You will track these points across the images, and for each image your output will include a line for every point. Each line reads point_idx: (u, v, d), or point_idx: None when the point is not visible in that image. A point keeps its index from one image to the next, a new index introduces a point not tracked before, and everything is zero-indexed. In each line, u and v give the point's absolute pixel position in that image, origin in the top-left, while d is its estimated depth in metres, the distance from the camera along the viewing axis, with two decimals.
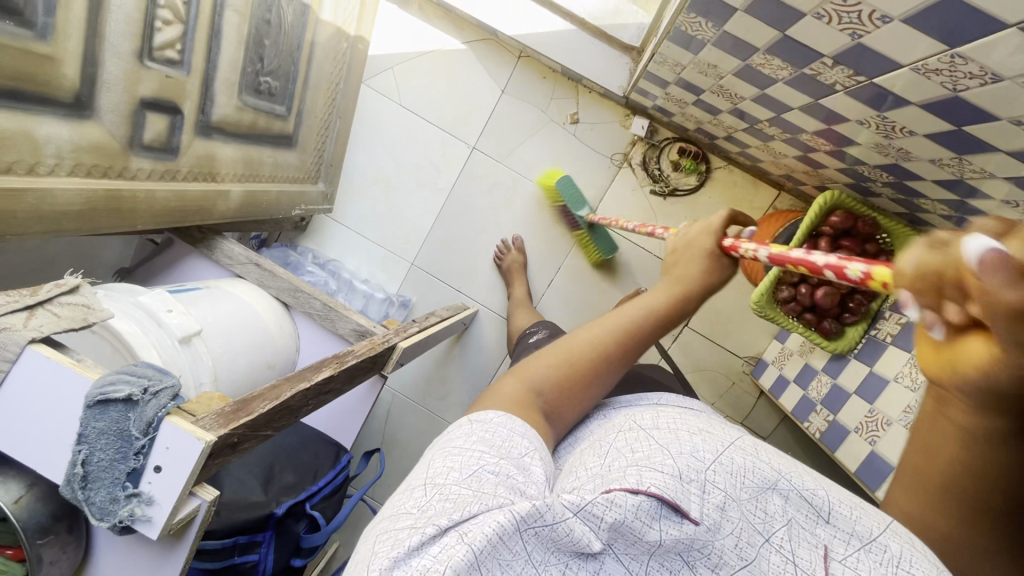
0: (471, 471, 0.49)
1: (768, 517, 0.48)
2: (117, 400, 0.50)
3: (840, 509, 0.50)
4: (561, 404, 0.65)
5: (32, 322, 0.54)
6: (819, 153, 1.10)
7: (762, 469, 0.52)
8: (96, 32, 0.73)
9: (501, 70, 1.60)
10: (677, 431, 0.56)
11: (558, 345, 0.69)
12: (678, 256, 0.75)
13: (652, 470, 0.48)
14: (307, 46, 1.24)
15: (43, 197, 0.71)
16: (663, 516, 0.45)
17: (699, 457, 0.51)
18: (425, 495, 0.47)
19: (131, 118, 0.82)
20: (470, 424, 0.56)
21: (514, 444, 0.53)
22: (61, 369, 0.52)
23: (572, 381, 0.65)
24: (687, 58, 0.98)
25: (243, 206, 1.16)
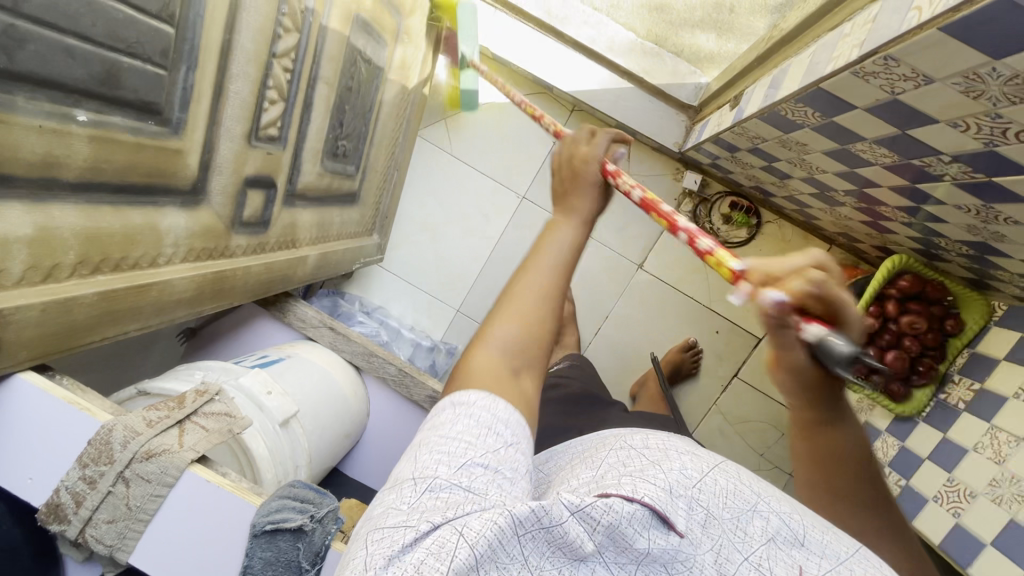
0: (459, 466, 0.44)
1: (748, 537, 0.47)
2: (289, 531, 0.54)
3: (813, 534, 0.49)
4: (531, 351, 0.55)
5: (185, 442, 0.56)
6: (891, 221, 1.12)
7: (744, 491, 0.51)
8: (215, 118, 0.72)
9: (553, 123, 1.63)
10: (666, 450, 0.54)
11: (509, 295, 0.57)
12: (572, 174, 0.65)
13: (646, 481, 0.47)
14: (377, 105, 1.25)
15: (163, 288, 0.69)
16: (653, 526, 0.43)
17: (687, 475, 0.50)
18: (414, 490, 0.43)
19: (235, 198, 0.82)
20: (454, 408, 0.49)
21: (486, 434, 0.47)
22: (221, 492, 0.55)
23: (529, 330, 0.55)
24: (771, 135, 1.00)
25: (315, 268, 1.16)
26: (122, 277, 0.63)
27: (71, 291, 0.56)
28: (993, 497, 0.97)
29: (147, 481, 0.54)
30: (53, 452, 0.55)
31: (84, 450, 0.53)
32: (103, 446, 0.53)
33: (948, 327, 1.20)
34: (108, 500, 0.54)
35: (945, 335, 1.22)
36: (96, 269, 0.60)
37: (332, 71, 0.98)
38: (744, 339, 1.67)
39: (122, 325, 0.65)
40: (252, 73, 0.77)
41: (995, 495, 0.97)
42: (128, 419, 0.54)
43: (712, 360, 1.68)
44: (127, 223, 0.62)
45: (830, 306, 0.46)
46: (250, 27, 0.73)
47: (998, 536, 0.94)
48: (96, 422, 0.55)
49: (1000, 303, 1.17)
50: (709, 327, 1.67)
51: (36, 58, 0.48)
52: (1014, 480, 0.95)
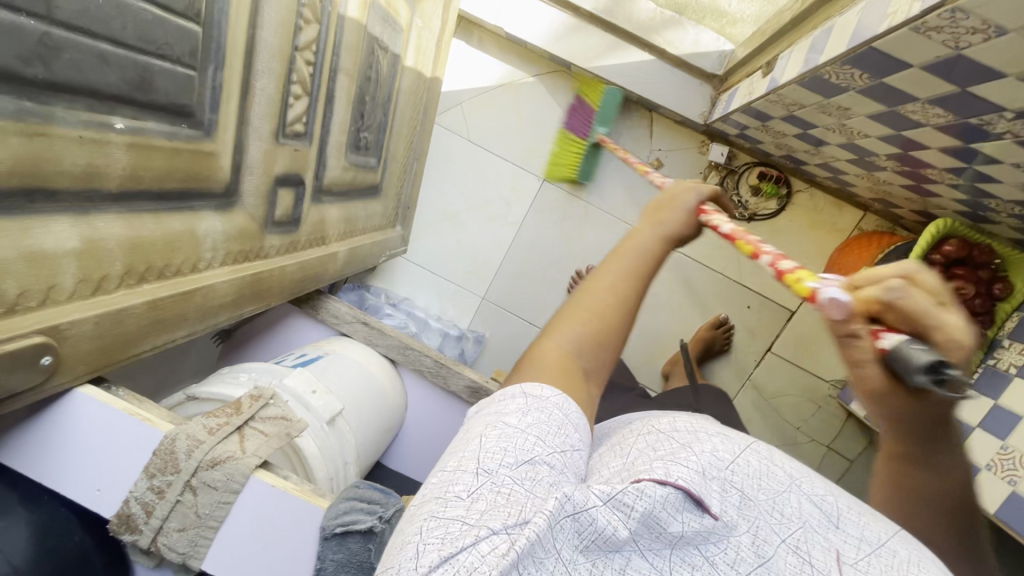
0: (526, 460, 0.45)
1: (785, 518, 0.46)
2: (357, 532, 0.55)
3: (847, 515, 0.48)
4: (599, 357, 0.58)
5: (247, 447, 0.56)
6: (936, 184, 1.07)
7: (776, 473, 0.50)
8: (244, 118, 0.71)
9: (572, 101, 1.58)
10: (696, 433, 0.53)
11: (578, 297, 0.62)
12: (662, 205, 0.72)
13: (678, 464, 0.46)
14: (395, 94, 1.23)
15: (207, 293, 0.69)
16: (686, 509, 0.42)
17: (719, 457, 0.49)
18: (475, 482, 0.43)
19: (267, 198, 0.81)
20: (524, 398, 0.51)
21: (555, 432, 0.48)
22: (286, 496, 0.55)
23: (599, 332, 0.58)
24: (810, 100, 0.96)
25: (346, 262, 1.16)
26: (168, 285, 0.63)
27: (121, 301, 0.56)
28: None
29: (213, 488, 0.54)
30: (120, 461, 0.55)
31: (151, 461, 0.53)
32: (169, 456, 0.53)
33: (997, 292, 1.16)
34: (177, 509, 0.54)
35: (995, 299, 1.18)
36: (142, 278, 0.59)
37: (352, 61, 0.95)
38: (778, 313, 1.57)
39: (171, 331, 0.65)
40: (277, 69, 0.75)
41: None
42: (189, 428, 0.54)
43: (743, 335, 1.65)
44: (167, 230, 0.62)
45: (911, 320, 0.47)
46: (273, 20, 0.71)
47: None
48: (160, 432, 0.54)
49: None
50: (740, 302, 1.64)
51: (73, 67, 0.47)
52: None
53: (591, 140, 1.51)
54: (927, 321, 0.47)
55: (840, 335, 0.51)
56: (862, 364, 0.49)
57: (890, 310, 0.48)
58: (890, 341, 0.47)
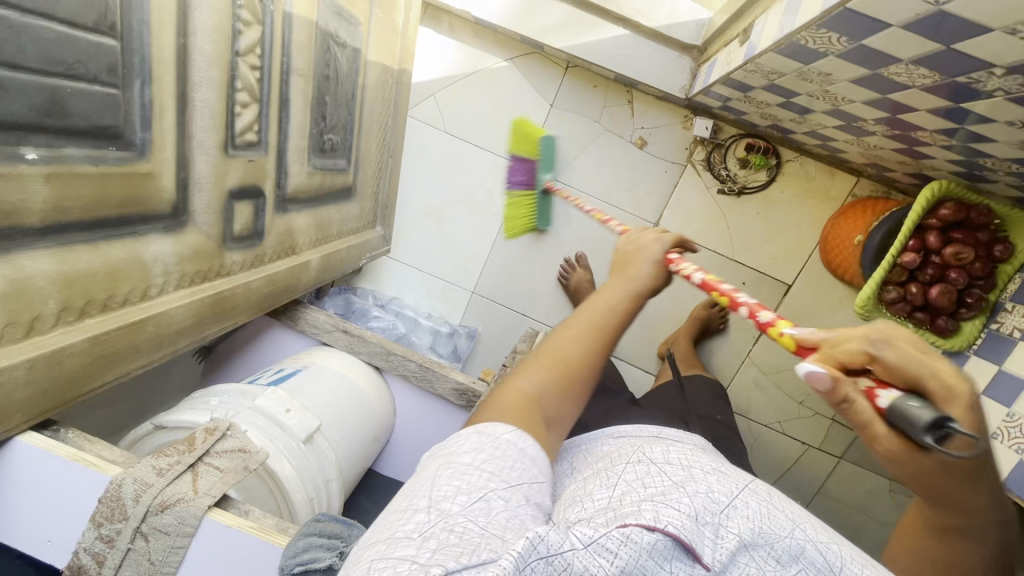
0: (477, 497, 0.49)
1: (780, 565, 0.48)
2: (317, 571, 0.50)
3: (850, 565, 0.50)
4: (560, 408, 0.63)
5: (200, 488, 0.53)
6: (928, 146, 1.02)
7: (778, 516, 0.52)
8: (185, 132, 0.67)
9: (549, 84, 1.52)
10: (690, 470, 0.57)
11: (548, 347, 0.68)
12: (628, 257, 0.79)
13: (668, 507, 0.49)
14: (360, 91, 1.18)
15: (160, 321, 0.66)
16: (675, 557, 0.45)
17: (714, 500, 0.52)
18: (428, 521, 0.46)
19: (222, 214, 0.77)
20: (480, 437, 0.56)
21: (505, 466, 0.53)
22: (243, 536, 0.53)
23: (567, 383, 0.64)
24: (789, 67, 0.91)
25: (322, 270, 1.12)
26: (114, 316, 0.60)
27: (57, 342, 0.53)
28: None
29: (165, 533, 0.51)
30: (73, 508, 0.54)
31: (98, 509, 0.51)
32: (116, 503, 0.51)
33: (997, 254, 1.12)
34: (129, 557, 0.51)
35: (995, 262, 1.13)
36: (84, 313, 0.56)
37: (304, 60, 0.91)
38: (773, 288, 1.53)
39: (122, 366, 0.62)
40: (217, 77, 0.71)
41: None
42: (138, 472, 0.52)
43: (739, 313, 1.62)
44: (107, 259, 0.59)
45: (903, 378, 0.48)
46: (206, 26, 0.67)
47: None
48: (106, 477, 0.53)
49: None
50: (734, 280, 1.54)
51: None
52: None
53: (541, 188, 1.53)
54: (922, 375, 0.48)
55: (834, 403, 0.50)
56: (872, 426, 0.49)
57: (878, 366, 0.49)
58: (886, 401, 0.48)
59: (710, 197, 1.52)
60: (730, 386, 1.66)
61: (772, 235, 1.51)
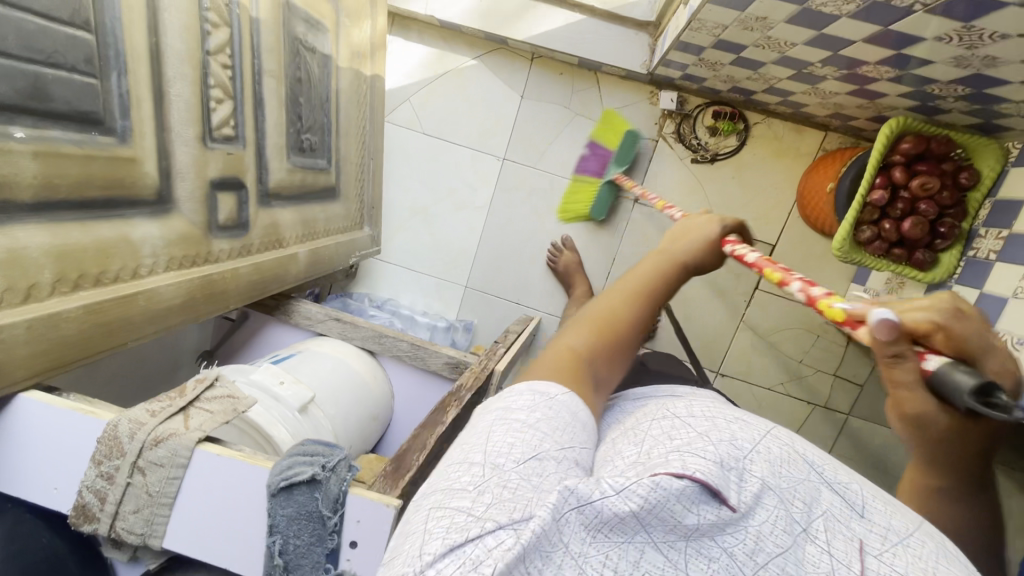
0: (532, 454, 0.45)
1: (803, 505, 0.44)
2: (301, 482, 0.56)
3: (874, 505, 0.46)
4: (608, 370, 0.60)
5: (190, 425, 0.59)
6: (878, 83, 1.06)
7: (797, 459, 0.48)
8: (163, 123, 0.73)
9: (516, 76, 1.58)
10: (716, 420, 0.52)
11: (591, 309, 0.64)
12: (682, 234, 0.76)
13: (694, 454, 0.43)
14: (334, 95, 1.24)
15: (151, 297, 0.70)
16: (703, 502, 0.39)
17: (737, 445, 0.46)
18: (482, 474, 0.43)
19: (206, 203, 0.82)
20: (530, 391, 0.52)
21: (560, 429, 0.48)
22: (232, 462, 0.57)
23: (612, 348, 0.60)
24: (729, 18, 0.96)
25: (310, 265, 1.17)
26: (107, 291, 0.65)
27: (53, 308, 0.57)
28: None
29: (159, 465, 0.56)
30: (74, 462, 0.57)
31: (97, 449, 0.55)
32: (113, 442, 0.55)
33: (963, 182, 1.15)
34: (130, 492, 0.56)
35: (962, 191, 1.16)
36: (77, 285, 0.61)
37: (274, 62, 0.98)
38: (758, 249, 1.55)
39: (117, 338, 0.66)
40: (190, 74, 0.77)
41: None
42: (132, 414, 0.57)
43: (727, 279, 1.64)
44: (98, 237, 0.64)
45: (958, 348, 0.47)
46: (176, 26, 0.73)
47: None
48: (101, 422, 0.56)
49: (1012, 142, 1.12)
50: None
51: None
52: None
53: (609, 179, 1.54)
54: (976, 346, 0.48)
55: (882, 355, 0.49)
56: (903, 387, 0.48)
57: (940, 332, 0.47)
58: (935, 364, 0.47)
59: (684, 168, 1.56)
60: (728, 351, 1.68)
61: (750, 198, 1.54)
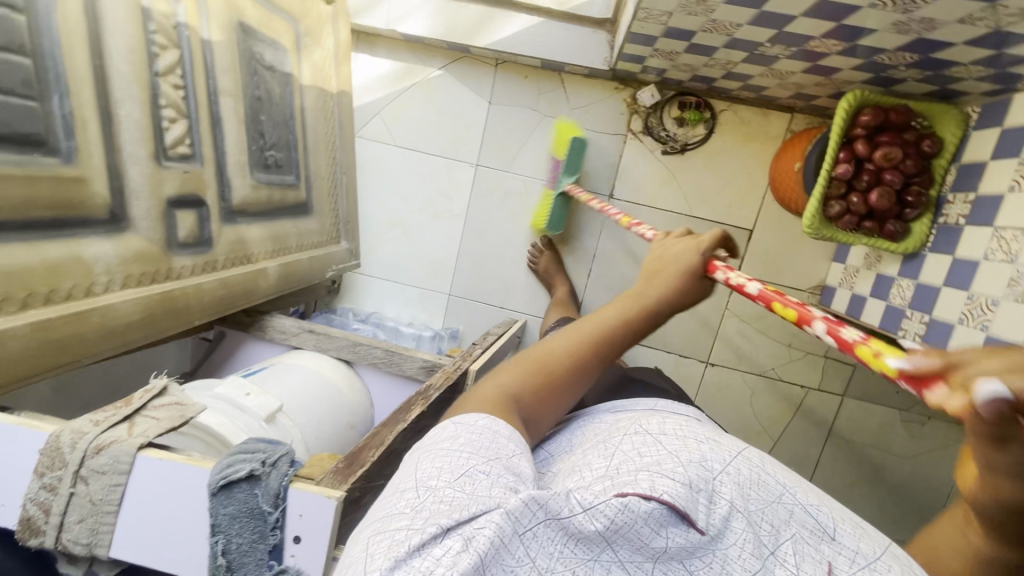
0: (461, 472, 0.46)
1: (773, 530, 0.47)
2: (240, 479, 0.56)
3: (843, 527, 0.50)
4: (538, 412, 0.61)
5: (134, 431, 0.59)
6: (829, 58, 1.07)
7: (770, 481, 0.52)
8: (113, 144, 0.74)
9: (482, 83, 1.60)
10: (686, 439, 0.55)
11: (537, 349, 0.64)
12: (659, 266, 0.69)
13: (664, 476, 0.47)
14: (298, 112, 1.26)
15: (106, 314, 0.71)
16: (670, 524, 0.43)
17: (707, 467, 0.51)
18: (418, 497, 0.44)
19: (164, 221, 0.83)
20: (456, 427, 0.52)
21: (505, 444, 0.50)
22: (174, 465, 0.57)
23: (543, 391, 0.61)
24: (672, 4, 0.97)
25: (282, 279, 1.17)
26: (58, 308, 0.66)
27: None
28: (1016, 297, 0.92)
29: (101, 473, 0.56)
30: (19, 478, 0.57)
31: (40, 461, 0.56)
32: (55, 452, 0.56)
33: (927, 150, 1.15)
34: (74, 502, 0.56)
35: (927, 158, 1.16)
36: (26, 304, 0.62)
37: (231, 81, 0.99)
38: (736, 235, 1.55)
39: (71, 355, 0.67)
40: (139, 94, 0.78)
41: (1017, 295, 0.92)
42: (74, 424, 0.57)
43: None
44: (46, 256, 0.65)
45: None
46: (121, 49, 0.75)
47: None
48: (43, 434, 0.56)
49: (971, 107, 1.13)
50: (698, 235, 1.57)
51: None
52: None
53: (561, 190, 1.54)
54: None
55: (983, 437, 0.34)
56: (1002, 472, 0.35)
57: None
58: None
59: (656, 160, 1.56)
60: (715, 340, 1.67)
61: (723, 184, 1.54)
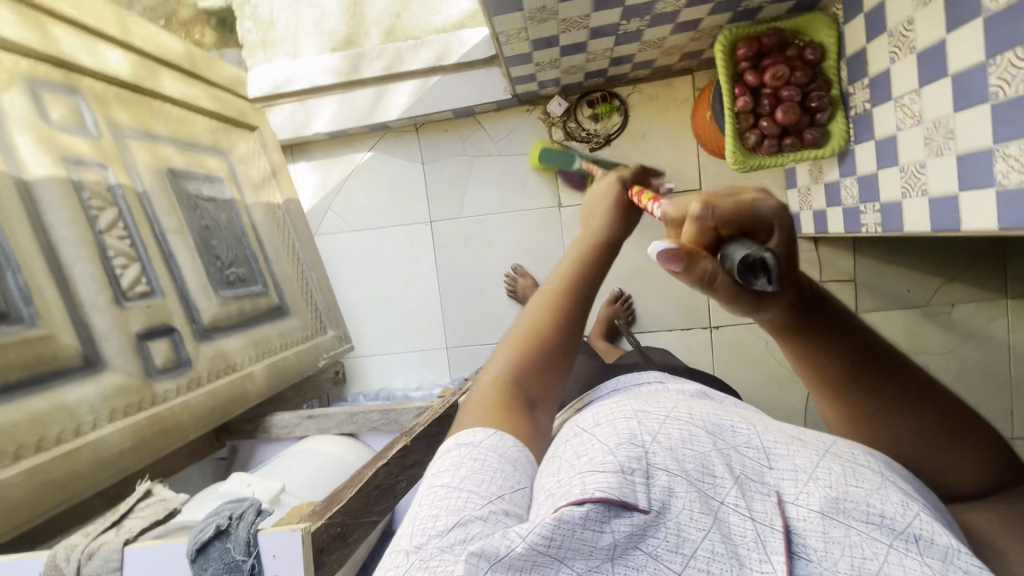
0: (455, 522, 0.41)
1: (718, 478, 0.42)
2: (213, 538, 0.67)
3: (775, 446, 0.45)
4: (541, 387, 0.56)
5: (122, 530, 0.71)
6: (684, 13, 1.15)
7: (699, 432, 0.45)
8: (71, 301, 0.84)
9: (411, 149, 1.72)
10: (610, 418, 0.47)
11: (520, 329, 0.58)
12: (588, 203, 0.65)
13: (591, 469, 0.41)
14: (250, 229, 1.38)
15: (97, 446, 0.80)
16: (612, 519, 0.38)
17: (635, 439, 0.44)
18: (405, 563, 0.39)
19: (138, 353, 0.91)
20: (458, 451, 0.47)
21: (492, 477, 0.45)
22: (158, 547, 0.68)
23: (543, 363, 0.56)
24: (519, 21, 1.08)
25: (273, 379, 1.24)
26: (48, 453, 0.75)
27: None
28: (935, 153, 0.93)
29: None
30: None
31: None
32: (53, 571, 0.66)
33: (811, 57, 1.19)
34: None
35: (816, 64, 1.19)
36: (18, 456, 0.71)
37: (174, 219, 1.11)
38: None
39: (74, 490, 0.77)
40: (88, 252, 0.89)
41: (934, 150, 0.93)
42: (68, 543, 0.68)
43: None
44: (29, 411, 0.74)
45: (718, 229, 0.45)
46: (62, 220, 0.87)
47: (960, 180, 0.88)
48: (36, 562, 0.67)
49: (836, 7, 1.17)
50: None
51: None
52: (939, 124, 0.92)
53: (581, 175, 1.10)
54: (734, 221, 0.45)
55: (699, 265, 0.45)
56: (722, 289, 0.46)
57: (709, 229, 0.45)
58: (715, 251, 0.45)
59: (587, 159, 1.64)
60: (710, 303, 1.66)
61: (656, 158, 1.60)
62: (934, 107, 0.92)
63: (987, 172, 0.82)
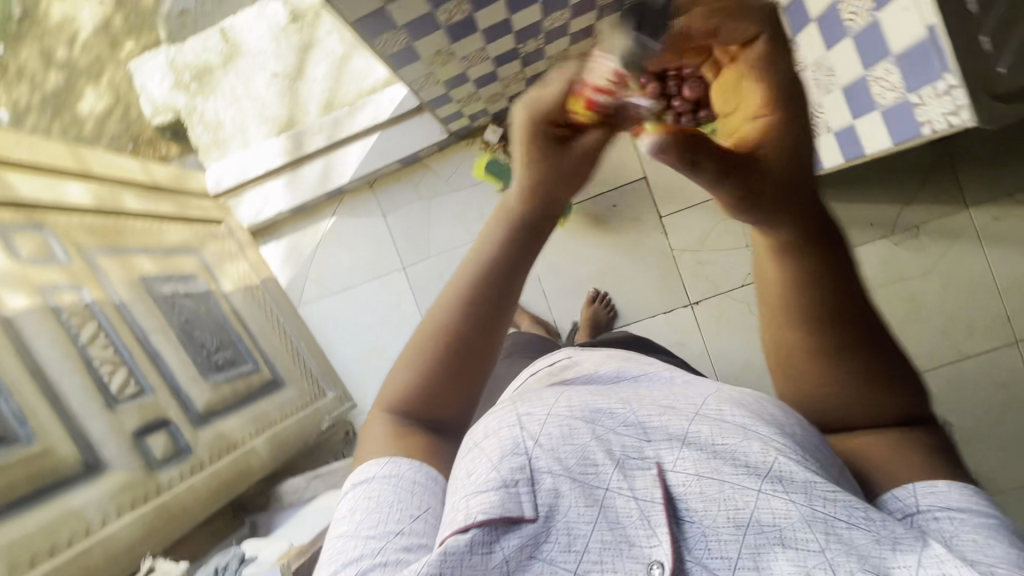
0: (352, 561, 0.49)
1: (597, 468, 0.47)
2: None
3: (652, 420, 0.50)
4: (437, 403, 0.58)
5: None
6: (577, 21, 1.23)
7: (577, 425, 0.49)
8: (65, 415, 0.92)
9: (370, 205, 1.81)
10: (498, 427, 0.50)
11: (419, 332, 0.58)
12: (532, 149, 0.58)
13: (475, 490, 0.45)
14: (231, 314, 1.45)
15: (108, 544, 0.89)
16: (500, 535, 0.43)
17: (518, 450, 0.47)
18: None
19: (137, 450, 0.99)
20: (359, 491, 0.55)
21: (387, 514, 0.52)
22: None
23: (434, 376, 0.57)
24: (423, 69, 1.18)
25: (275, 450, 1.30)
26: (61, 556, 0.83)
27: None
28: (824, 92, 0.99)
29: None
30: None
31: None
32: None
33: None
34: None
35: None
36: (32, 563, 0.79)
37: (154, 320, 1.18)
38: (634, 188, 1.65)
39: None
40: (74, 366, 0.96)
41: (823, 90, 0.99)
42: None
43: (635, 226, 1.71)
44: (41, 520, 0.82)
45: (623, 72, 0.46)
46: (46, 342, 0.94)
47: (850, 109, 0.93)
48: None
49: None
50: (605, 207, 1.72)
51: None
52: (821, 66, 0.97)
53: None
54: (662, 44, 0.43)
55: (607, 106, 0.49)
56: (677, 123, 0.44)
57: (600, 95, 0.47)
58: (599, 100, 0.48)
59: None
60: (684, 281, 1.69)
61: None
62: (810, 52, 0.98)
63: (869, 95, 0.87)
